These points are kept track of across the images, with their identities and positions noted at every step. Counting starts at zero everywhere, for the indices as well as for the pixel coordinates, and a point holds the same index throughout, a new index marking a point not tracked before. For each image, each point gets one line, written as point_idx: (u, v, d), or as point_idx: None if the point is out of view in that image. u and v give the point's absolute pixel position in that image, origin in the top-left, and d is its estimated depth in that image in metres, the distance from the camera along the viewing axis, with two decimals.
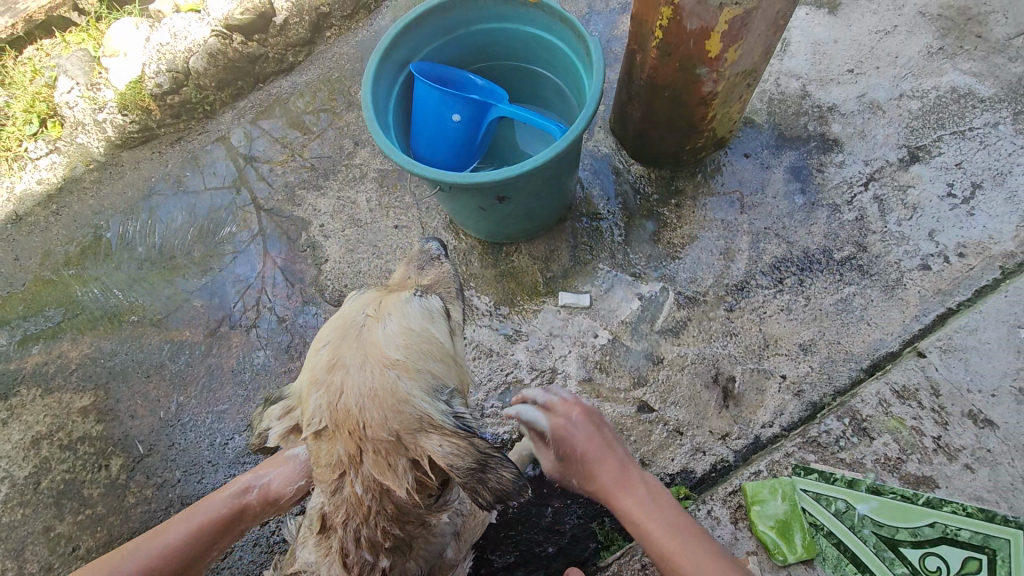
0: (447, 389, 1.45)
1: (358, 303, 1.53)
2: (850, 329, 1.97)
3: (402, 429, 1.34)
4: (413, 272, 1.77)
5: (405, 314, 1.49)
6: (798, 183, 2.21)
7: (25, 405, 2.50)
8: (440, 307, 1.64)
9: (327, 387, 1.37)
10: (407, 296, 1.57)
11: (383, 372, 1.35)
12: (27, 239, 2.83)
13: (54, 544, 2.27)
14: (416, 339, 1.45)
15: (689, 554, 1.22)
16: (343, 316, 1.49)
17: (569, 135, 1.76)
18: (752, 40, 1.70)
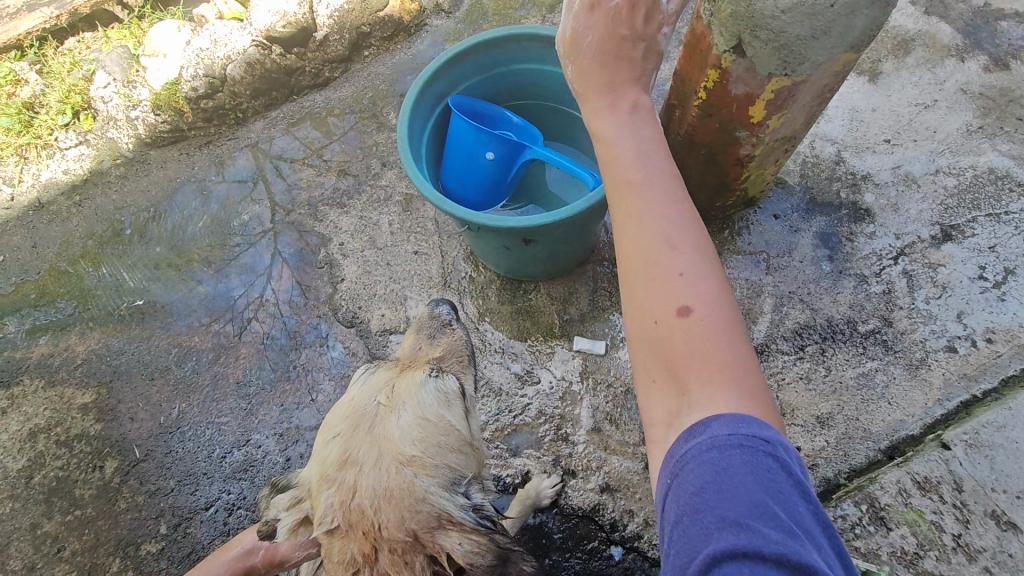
0: (464, 479, 1.53)
1: (372, 387, 1.62)
2: (870, 406, 1.93)
3: (419, 528, 1.42)
4: (425, 342, 1.83)
5: (419, 402, 1.56)
6: (826, 249, 2.19)
7: (26, 395, 2.48)
8: (458, 387, 1.70)
9: (340, 485, 1.45)
10: (422, 379, 1.64)
11: (399, 471, 1.44)
12: (47, 227, 2.84)
13: (39, 542, 2.23)
14: (431, 430, 1.52)
15: (645, 189, 1.09)
16: (356, 403, 1.58)
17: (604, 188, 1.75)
18: (796, 110, 1.68)
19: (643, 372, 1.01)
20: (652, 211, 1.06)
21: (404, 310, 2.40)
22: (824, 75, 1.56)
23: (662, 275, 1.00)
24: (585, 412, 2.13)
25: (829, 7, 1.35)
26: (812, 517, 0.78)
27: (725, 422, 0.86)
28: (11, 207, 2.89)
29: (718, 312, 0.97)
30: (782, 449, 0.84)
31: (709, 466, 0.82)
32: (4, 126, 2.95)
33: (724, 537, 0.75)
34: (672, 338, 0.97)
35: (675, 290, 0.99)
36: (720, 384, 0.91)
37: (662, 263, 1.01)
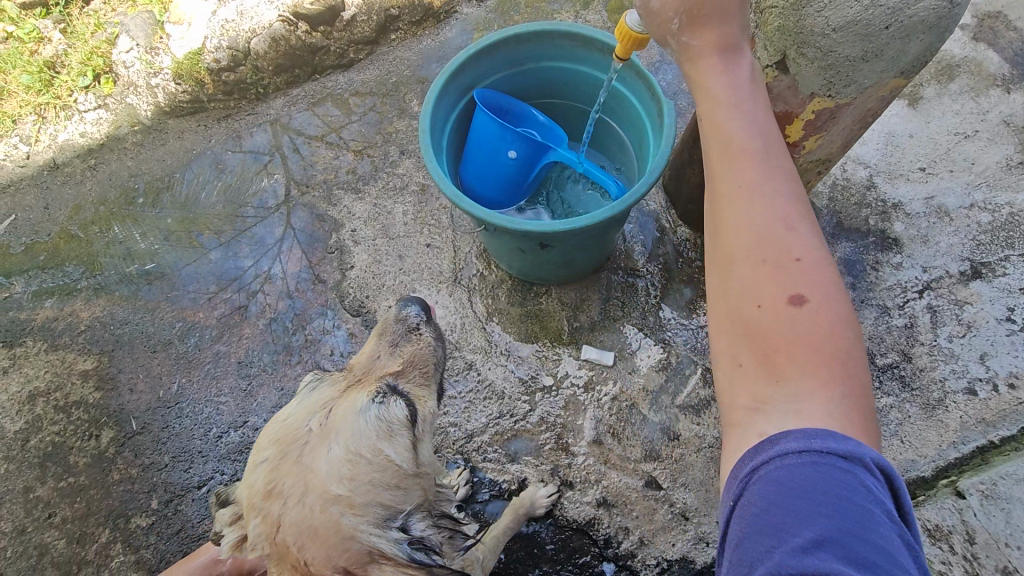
0: (400, 514, 1.45)
1: (307, 409, 1.52)
2: (882, 443, 1.87)
3: (349, 564, 1.38)
4: (385, 351, 1.72)
5: (352, 434, 1.42)
6: (850, 277, 2.12)
7: (29, 357, 2.47)
8: (405, 413, 1.54)
9: (265, 515, 1.41)
10: (363, 405, 1.50)
11: (324, 508, 1.37)
12: (61, 189, 2.83)
13: (31, 506, 2.22)
14: (364, 467, 1.41)
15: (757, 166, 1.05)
16: (289, 426, 1.49)
17: (627, 199, 1.69)
18: (835, 133, 1.61)
19: (733, 358, 0.98)
20: (762, 199, 1.02)
21: None
22: (869, 99, 1.49)
23: (775, 262, 0.98)
24: (588, 423, 2.09)
25: (883, 29, 1.28)
26: (897, 545, 0.74)
27: (797, 437, 0.84)
28: (26, 165, 2.87)
29: (829, 310, 0.94)
30: (870, 466, 0.80)
31: (779, 474, 0.81)
32: (24, 83, 2.92)
33: (788, 547, 0.75)
34: (771, 334, 0.94)
35: (782, 286, 0.96)
36: (828, 384, 0.89)
37: (769, 257, 0.98)
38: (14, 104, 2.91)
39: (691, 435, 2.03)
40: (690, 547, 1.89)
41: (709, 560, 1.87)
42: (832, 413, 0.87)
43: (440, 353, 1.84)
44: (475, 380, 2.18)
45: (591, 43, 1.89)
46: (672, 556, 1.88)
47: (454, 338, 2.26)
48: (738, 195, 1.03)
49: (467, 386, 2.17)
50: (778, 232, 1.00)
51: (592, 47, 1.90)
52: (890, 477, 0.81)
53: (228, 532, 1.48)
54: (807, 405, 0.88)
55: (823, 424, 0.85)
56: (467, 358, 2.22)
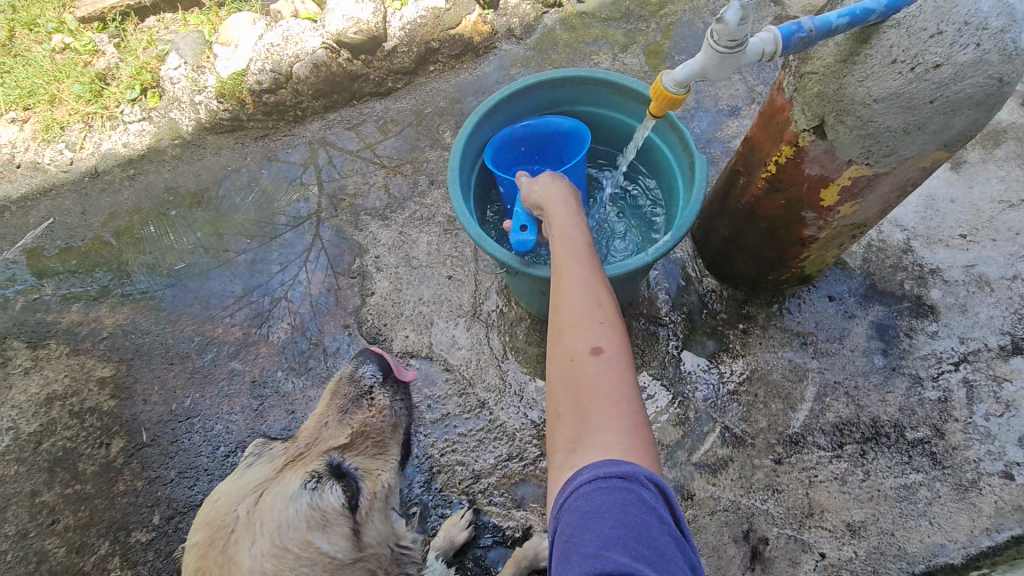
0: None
1: (237, 491, 1.49)
2: (908, 522, 1.78)
3: None
4: (335, 419, 1.68)
5: (278, 527, 1.36)
6: (881, 342, 2.06)
7: (51, 359, 2.52)
8: (339, 500, 1.45)
9: None
10: (295, 492, 1.41)
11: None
12: (99, 196, 2.93)
13: (35, 511, 2.22)
14: (288, 562, 1.34)
15: (580, 269, 1.30)
16: (220, 509, 1.47)
17: (653, 253, 1.66)
18: (872, 200, 1.57)
19: (553, 408, 1.12)
20: (574, 294, 1.25)
21: (428, 334, 2.34)
22: (910, 170, 1.45)
23: (584, 329, 1.17)
24: None
25: (927, 103, 1.25)
26: (669, 544, 0.85)
27: (591, 468, 0.95)
28: (69, 171, 2.99)
29: (618, 367, 1.11)
30: (645, 483, 0.92)
31: (578, 504, 0.91)
32: (75, 92, 3.04)
33: (583, 561, 0.82)
34: (580, 389, 1.10)
35: (585, 344, 1.15)
36: (614, 419, 1.04)
37: (572, 336, 1.17)
38: (64, 111, 3.03)
39: (706, 495, 1.90)
40: None
41: None
42: (622, 445, 1.00)
43: (397, 415, 1.82)
44: (487, 419, 2.15)
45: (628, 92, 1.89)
46: None
47: (468, 374, 2.24)
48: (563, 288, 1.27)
49: (478, 425, 2.14)
50: (578, 316, 1.20)
51: (627, 96, 1.90)
52: (663, 494, 0.92)
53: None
54: (603, 441, 1.01)
55: (612, 454, 0.97)
56: (480, 395, 2.19)
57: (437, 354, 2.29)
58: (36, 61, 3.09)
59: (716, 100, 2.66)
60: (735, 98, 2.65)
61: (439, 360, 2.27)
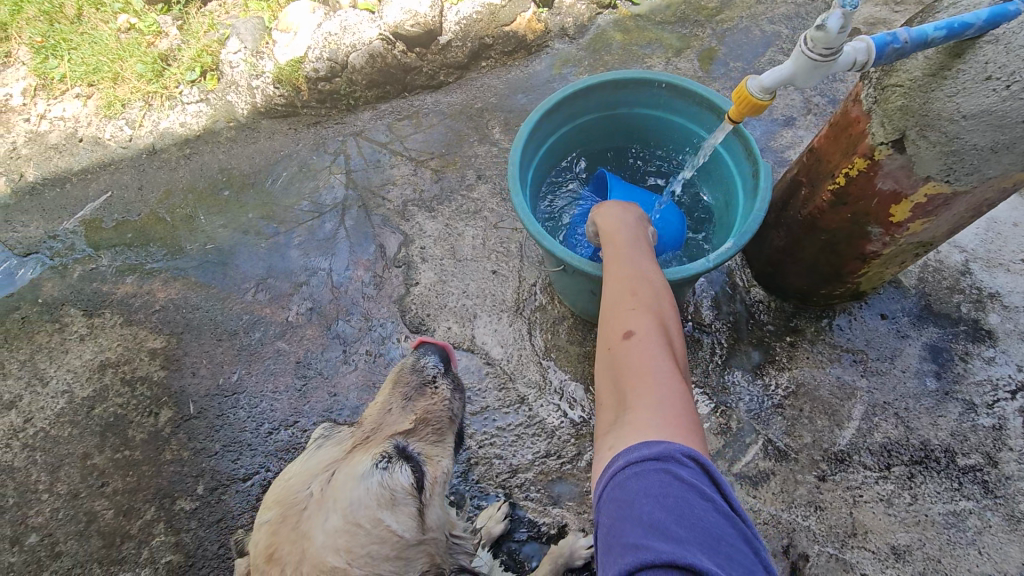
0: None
1: (309, 470, 1.55)
2: (956, 550, 1.74)
3: None
4: (397, 406, 1.72)
5: (350, 503, 1.39)
6: (934, 364, 2.02)
7: (105, 328, 2.62)
8: (408, 482, 1.48)
9: None
10: (366, 471, 1.45)
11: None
12: (156, 173, 3.02)
13: (87, 473, 2.32)
14: (361, 538, 1.37)
15: (613, 275, 1.37)
16: (291, 487, 1.53)
17: (712, 260, 1.65)
18: (944, 219, 1.54)
19: (603, 404, 1.16)
20: (609, 299, 1.31)
21: (471, 327, 2.36)
22: (989, 190, 1.42)
23: (615, 326, 1.22)
24: None
25: (1021, 122, 1.22)
26: (714, 525, 0.84)
27: (623, 453, 0.96)
28: (128, 147, 3.08)
29: (654, 346, 1.14)
30: (681, 459, 0.90)
31: (616, 492, 0.91)
32: (138, 72, 3.13)
33: (622, 550, 0.82)
34: (617, 379, 1.13)
35: (616, 339, 1.19)
36: (647, 399, 1.04)
37: (608, 334, 1.23)
38: (125, 89, 3.13)
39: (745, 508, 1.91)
40: None
41: None
42: (654, 421, 0.99)
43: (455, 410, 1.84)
44: (526, 415, 2.16)
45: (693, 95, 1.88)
46: None
47: (509, 369, 2.25)
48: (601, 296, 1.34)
49: (517, 420, 2.15)
50: (613, 313, 1.26)
51: (692, 101, 1.89)
52: (705, 473, 0.90)
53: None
54: (634, 421, 1.01)
55: (645, 433, 0.97)
56: (521, 391, 2.20)
57: (479, 347, 2.31)
58: (101, 39, 3.19)
59: (772, 109, 2.63)
60: (791, 108, 2.61)
61: (481, 354, 2.29)
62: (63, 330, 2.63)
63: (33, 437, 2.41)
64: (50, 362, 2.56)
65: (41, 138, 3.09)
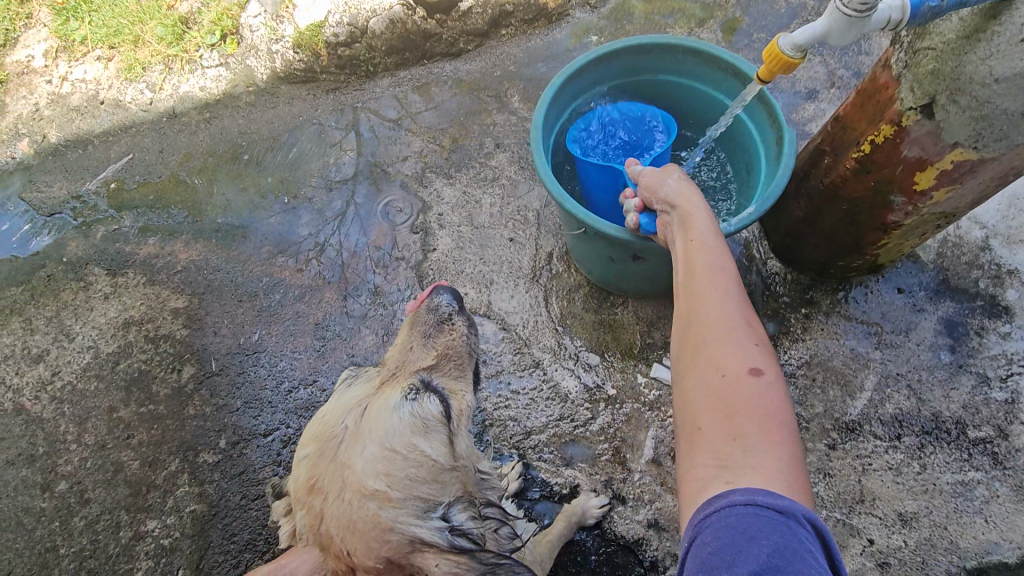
0: (440, 505, 1.46)
1: (342, 406, 1.60)
2: (963, 518, 1.78)
3: (391, 554, 1.40)
4: (419, 343, 1.73)
5: (385, 431, 1.44)
6: (949, 339, 2.03)
7: (129, 287, 2.68)
8: (438, 411, 1.53)
9: (309, 506, 1.50)
10: (397, 403, 1.50)
11: (361, 504, 1.40)
12: (176, 137, 3.04)
13: (113, 425, 2.40)
14: (399, 463, 1.42)
15: (717, 280, 1.27)
16: (327, 424, 1.58)
17: (736, 222, 1.64)
18: (969, 188, 1.53)
19: (695, 420, 1.08)
20: (718, 308, 1.21)
21: (487, 293, 2.39)
22: (1016, 157, 1.40)
23: (732, 343, 1.13)
24: (649, 441, 2.06)
25: None
26: None
27: (744, 490, 0.91)
28: (149, 110, 3.10)
29: (775, 389, 1.07)
30: (801, 520, 0.87)
31: (726, 522, 0.88)
32: (158, 35, 3.13)
33: None
34: (729, 406, 1.05)
35: (735, 361, 1.10)
36: (769, 445, 0.99)
37: (720, 350, 1.13)
38: (146, 53, 3.13)
39: None
40: None
41: None
42: (778, 473, 0.95)
43: (472, 343, 1.85)
44: (540, 379, 2.20)
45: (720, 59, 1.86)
46: None
47: (525, 334, 2.29)
48: (705, 298, 1.24)
49: (532, 383, 2.19)
50: (727, 329, 1.16)
51: (716, 67, 1.88)
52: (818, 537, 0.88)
53: (285, 523, 1.59)
54: (757, 466, 0.96)
55: (771, 485, 0.92)
56: (535, 356, 2.24)
57: (495, 312, 2.34)
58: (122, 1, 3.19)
59: (795, 81, 2.59)
60: (815, 80, 2.58)
61: (497, 319, 2.32)
62: (87, 289, 2.69)
63: (61, 390, 2.49)
64: (76, 319, 2.62)
65: (63, 100, 3.12)
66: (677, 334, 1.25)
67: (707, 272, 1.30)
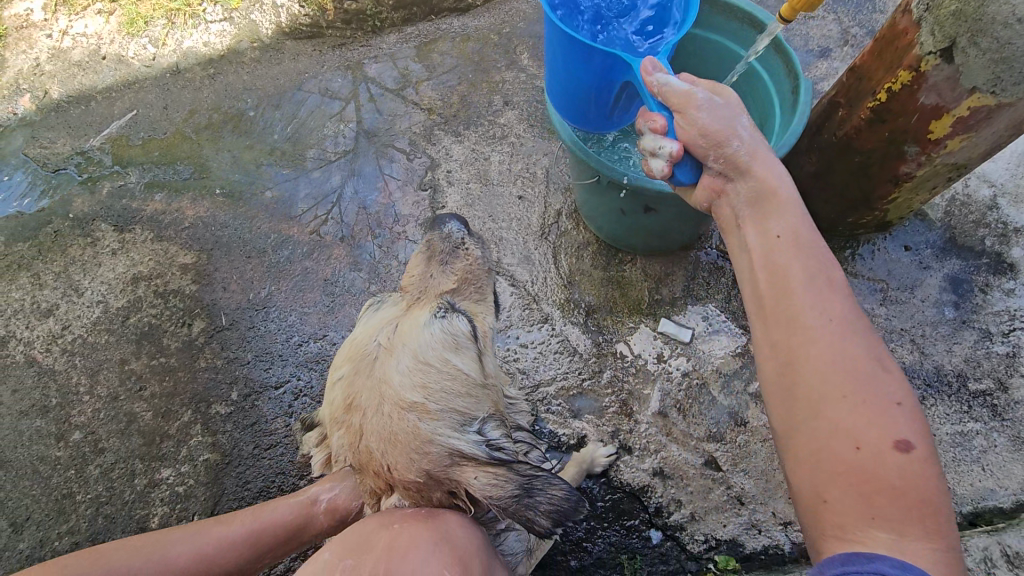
0: (475, 420, 1.52)
1: (371, 327, 1.62)
2: (961, 467, 1.82)
3: (431, 467, 1.45)
4: (438, 270, 1.75)
5: (419, 346, 1.51)
6: (954, 295, 2.05)
7: (136, 243, 2.68)
8: (468, 327, 1.61)
9: (347, 425, 1.53)
10: (429, 321, 1.56)
11: (401, 416, 1.45)
12: (180, 93, 3.00)
13: (125, 377, 2.42)
14: (434, 376, 1.49)
15: (828, 311, 1.13)
16: (357, 344, 1.60)
17: None
18: (984, 137, 1.54)
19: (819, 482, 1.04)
20: (834, 350, 1.09)
21: (496, 249, 2.40)
22: None
23: (858, 398, 1.05)
24: (655, 394, 2.09)
25: None
26: None
27: (894, 563, 0.89)
28: (151, 66, 3.06)
29: (918, 450, 1.00)
30: None
31: None
32: None
33: None
34: (865, 477, 0.99)
35: (866, 423, 1.02)
36: (915, 520, 0.96)
37: (847, 409, 1.04)
38: (148, 6, 3.08)
39: (759, 424, 2.01)
40: (742, 530, 1.87)
41: (758, 547, 1.84)
42: (924, 551, 0.93)
43: (489, 266, 1.88)
44: (549, 333, 2.23)
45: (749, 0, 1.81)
46: (721, 536, 1.87)
47: (534, 290, 2.31)
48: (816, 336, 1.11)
49: (541, 337, 2.22)
50: (849, 378, 1.06)
51: (733, 16, 1.87)
52: None
53: (321, 449, 1.67)
54: (900, 546, 0.93)
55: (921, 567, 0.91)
56: (544, 311, 2.26)
57: (504, 269, 2.35)
58: None
59: (808, 39, 2.57)
60: (828, 38, 2.55)
61: (506, 275, 2.34)
62: (95, 244, 2.69)
63: (71, 343, 2.51)
64: (84, 274, 2.63)
65: (64, 54, 3.07)
66: (772, 364, 1.16)
67: (811, 292, 1.16)
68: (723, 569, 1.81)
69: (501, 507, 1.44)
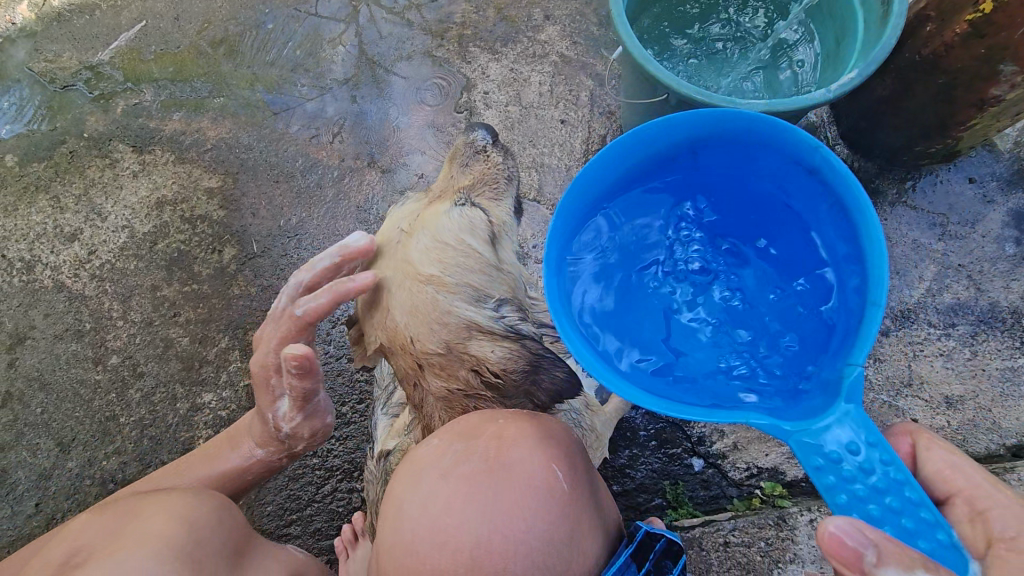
0: (492, 297, 1.51)
1: (393, 219, 1.60)
2: (1008, 402, 1.84)
3: (450, 340, 1.46)
4: (457, 169, 1.68)
5: (437, 228, 1.48)
6: (1016, 231, 1.98)
7: (157, 165, 2.57)
8: (486, 215, 1.60)
9: (375, 306, 1.51)
10: (447, 207, 1.55)
11: (420, 289, 1.44)
12: (191, 2, 2.78)
13: (158, 303, 2.39)
14: (452, 255, 1.47)
15: None
16: (382, 232, 1.59)
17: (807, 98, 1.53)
18: None
19: None
20: None
21: (538, 177, 2.30)
22: None
23: None
24: None
25: None
26: None
27: None
28: None
29: None
30: None
31: None
32: None
33: None
34: None
35: None
36: None
37: None
38: None
39: None
40: (784, 460, 1.89)
41: (798, 475, 1.86)
42: None
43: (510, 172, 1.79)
44: None
45: (710, 144, 1.51)
46: (763, 465, 1.89)
47: None
48: None
49: None
50: None
51: None
52: None
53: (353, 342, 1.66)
54: None
55: None
56: None
57: (546, 197, 2.27)
58: None
59: None
60: None
61: (548, 205, 2.26)
62: (114, 166, 2.58)
63: (100, 269, 2.45)
64: (106, 197, 2.54)
65: None
66: None
67: None
68: (769, 494, 1.84)
69: (513, 380, 1.52)
